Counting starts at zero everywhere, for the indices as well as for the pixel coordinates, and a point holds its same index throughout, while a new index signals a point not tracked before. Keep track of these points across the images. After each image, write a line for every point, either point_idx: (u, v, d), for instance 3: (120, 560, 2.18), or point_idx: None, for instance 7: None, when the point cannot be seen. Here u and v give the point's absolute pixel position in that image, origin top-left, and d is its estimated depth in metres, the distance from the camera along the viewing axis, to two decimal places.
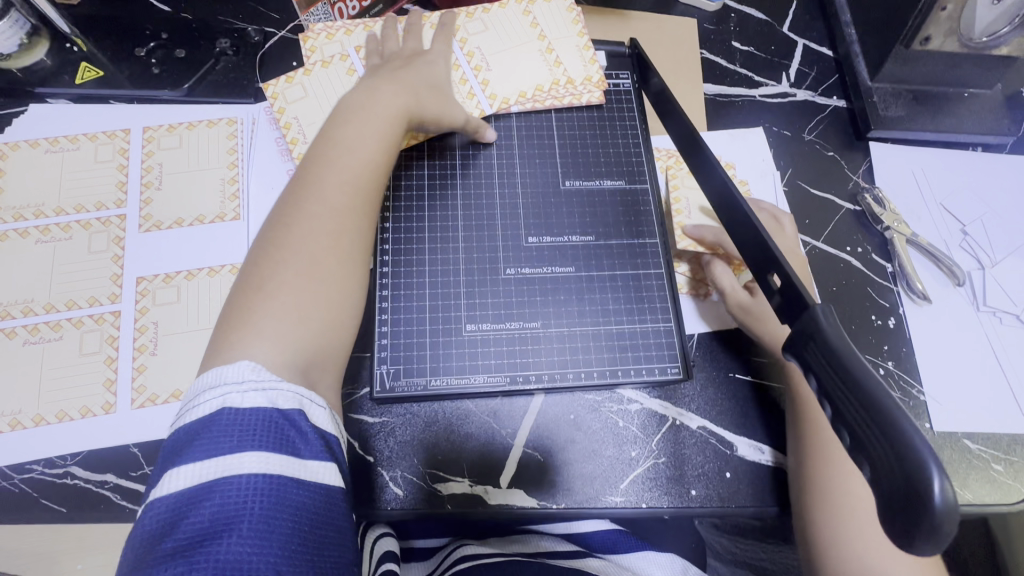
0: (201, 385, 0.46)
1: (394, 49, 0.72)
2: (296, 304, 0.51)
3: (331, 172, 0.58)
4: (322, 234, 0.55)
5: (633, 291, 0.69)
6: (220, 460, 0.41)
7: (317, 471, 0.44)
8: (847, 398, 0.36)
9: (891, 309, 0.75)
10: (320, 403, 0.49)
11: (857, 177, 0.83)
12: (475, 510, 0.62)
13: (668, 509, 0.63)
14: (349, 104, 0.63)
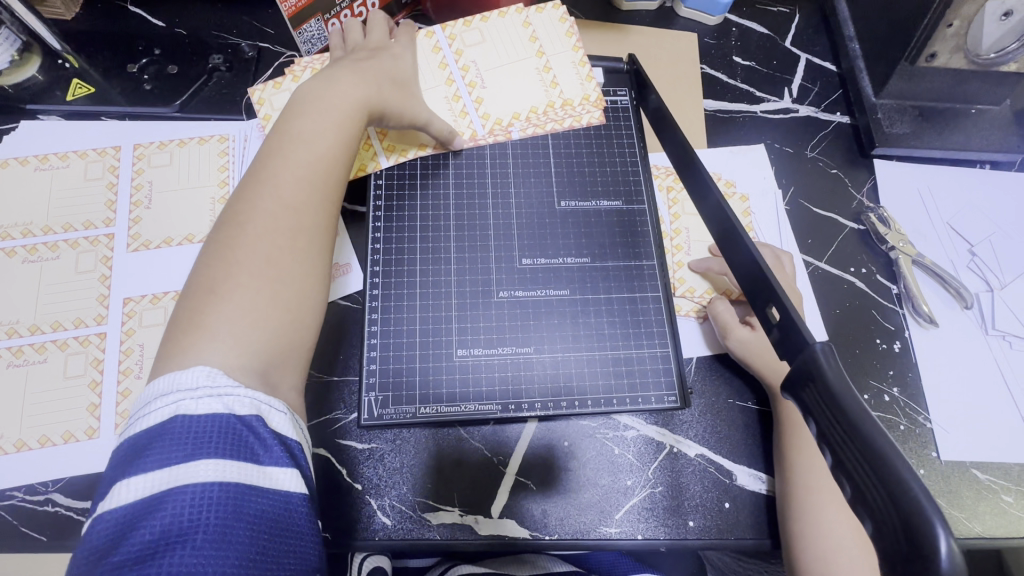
0: (152, 393, 0.43)
1: (366, 46, 0.70)
2: (247, 305, 0.48)
3: (292, 167, 0.56)
4: (275, 230, 0.52)
5: (629, 314, 0.67)
6: (172, 471, 0.39)
7: (277, 479, 0.43)
8: (847, 445, 0.34)
9: (896, 333, 0.73)
10: (280, 408, 0.46)
11: (861, 195, 0.81)
12: (464, 541, 0.60)
13: (665, 541, 0.61)
14: (314, 96, 0.61)
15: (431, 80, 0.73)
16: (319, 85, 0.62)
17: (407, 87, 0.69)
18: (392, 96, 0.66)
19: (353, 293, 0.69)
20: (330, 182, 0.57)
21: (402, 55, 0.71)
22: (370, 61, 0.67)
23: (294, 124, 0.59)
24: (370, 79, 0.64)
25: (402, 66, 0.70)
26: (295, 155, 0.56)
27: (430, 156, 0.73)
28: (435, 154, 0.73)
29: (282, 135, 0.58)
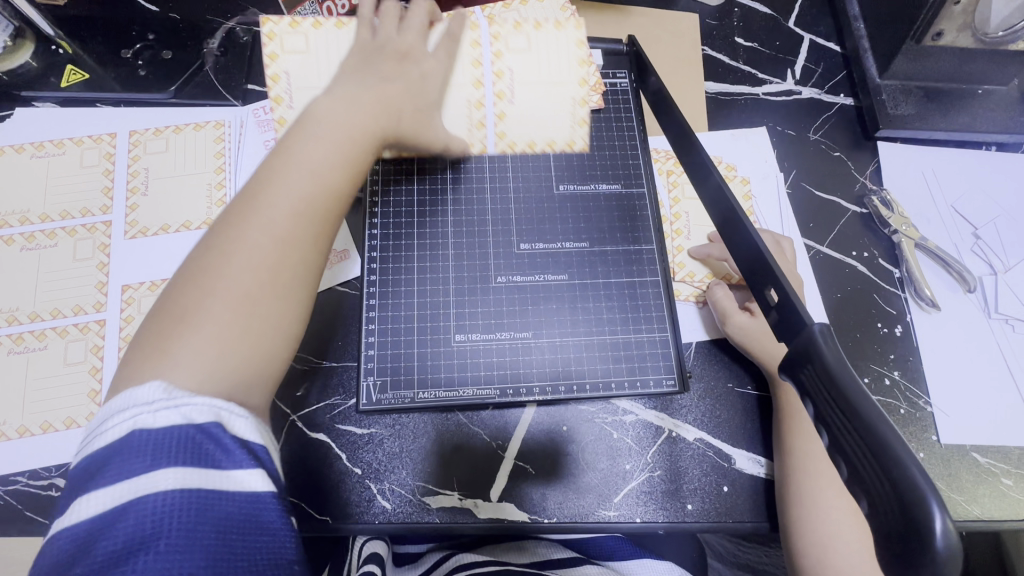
0: (108, 410, 0.41)
1: (401, 42, 0.62)
2: (216, 349, 0.43)
3: (286, 200, 0.49)
4: (254, 266, 0.46)
5: (628, 299, 0.67)
6: (132, 484, 0.37)
7: (243, 480, 0.40)
8: (844, 426, 0.34)
9: (897, 316, 0.72)
10: (242, 413, 0.43)
11: (864, 178, 0.80)
12: (464, 524, 0.61)
13: (663, 524, 0.62)
14: (323, 119, 0.54)
15: (462, 80, 0.66)
16: (329, 107, 0.55)
17: (427, 116, 0.64)
18: (410, 123, 0.62)
19: (351, 280, 0.69)
20: (328, 220, 0.51)
21: (433, 70, 0.64)
22: (397, 80, 0.60)
23: (295, 147, 0.52)
24: (387, 108, 0.58)
25: (431, 87, 0.63)
26: (291, 184, 0.49)
27: None
28: None
29: (283, 156, 0.51)
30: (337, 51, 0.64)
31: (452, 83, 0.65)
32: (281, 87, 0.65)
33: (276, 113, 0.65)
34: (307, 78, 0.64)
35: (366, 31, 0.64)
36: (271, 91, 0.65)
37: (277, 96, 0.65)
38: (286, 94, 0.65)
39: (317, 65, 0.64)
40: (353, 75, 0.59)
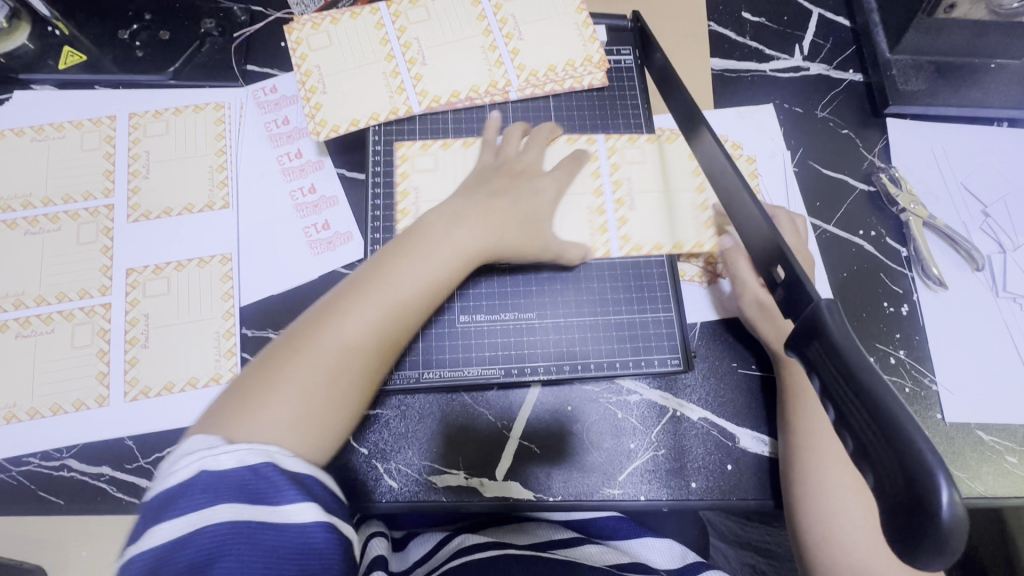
0: (180, 450, 0.45)
1: (520, 161, 0.66)
2: (283, 432, 0.48)
3: (371, 312, 0.53)
4: (325, 370, 0.50)
5: (633, 280, 0.67)
6: (195, 516, 0.41)
7: (293, 514, 0.43)
8: (851, 401, 0.34)
9: (904, 296, 0.72)
10: (291, 454, 0.46)
11: (872, 156, 0.78)
12: (470, 502, 0.61)
13: (666, 502, 0.62)
14: (425, 235, 0.58)
15: (581, 189, 0.68)
16: (432, 225, 0.59)
17: (536, 220, 0.64)
18: (517, 232, 0.62)
19: (354, 262, 0.69)
20: (396, 338, 0.54)
21: (546, 188, 0.66)
22: (507, 195, 0.63)
23: (393, 262, 0.56)
24: (491, 216, 0.61)
25: (544, 201, 0.65)
26: (377, 298, 0.53)
27: (429, 119, 0.71)
28: (433, 118, 0.71)
29: (380, 269, 0.55)
30: (460, 172, 0.68)
31: (569, 193, 0.67)
32: (409, 200, 0.67)
33: (400, 222, 0.66)
34: (434, 192, 0.67)
35: (488, 153, 0.67)
36: (400, 204, 0.67)
37: (404, 208, 0.67)
38: (413, 206, 0.67)
39: (443, 183, 0.68)
40: (466, 195, 0.63)
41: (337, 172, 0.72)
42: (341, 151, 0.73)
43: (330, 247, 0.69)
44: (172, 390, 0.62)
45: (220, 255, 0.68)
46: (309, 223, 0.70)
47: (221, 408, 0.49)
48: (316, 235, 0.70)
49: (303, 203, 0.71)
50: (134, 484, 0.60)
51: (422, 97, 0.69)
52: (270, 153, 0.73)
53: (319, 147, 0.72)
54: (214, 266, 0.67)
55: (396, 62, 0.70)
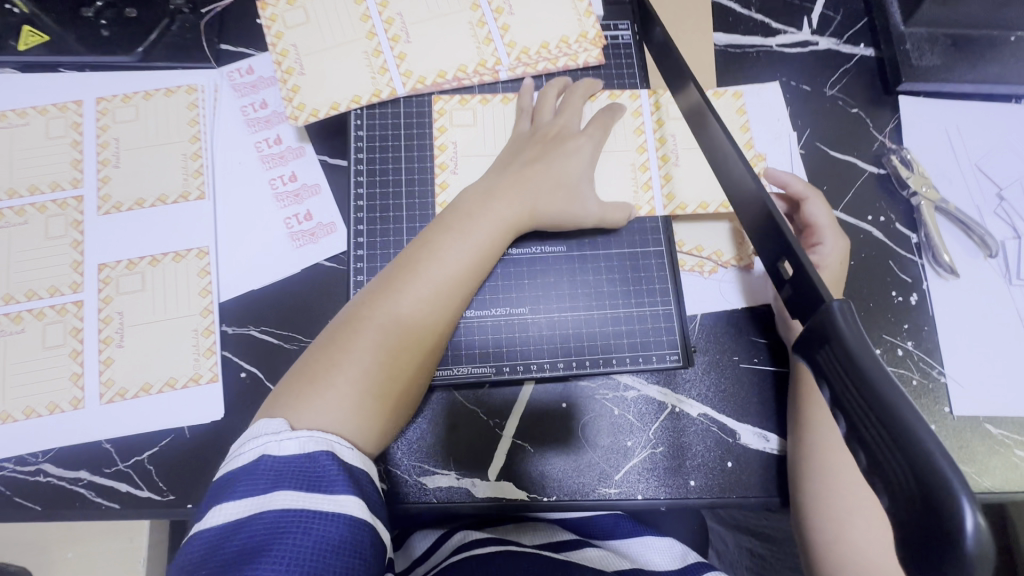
0: (250, 434, 0.46)
1: (554, 125, 0.63)
2: (348, 409, 0.48)
3: (420, 290, 0.52)
4: (381, 348, 0.50)
5: (630, 271, 0.64)
6: (252, 502, 0.40)
7: (345, 506, 0.41)
8: (865, 416, 0.31)
9: (913, 284, 0.69)
10: (349, 445, 0.46)
11: (882, 136, 0.74)
12: (463, 504, 0.60)
13: (665, 501, 0.61)
14: (466, 211, 0.57)
15: (621, 145, 0.65)
16: (472, 201, 0.58)
17: (573, 184, 0.61)
18: (551, 201, 0.60)
19: (337, 255, 0.65)
20: (446, 317, 0.54)
21: (585, 148, 0.62)
22: (543, 162, 0.61)
23: (436, 240, 0.55)
24: (523, 190, 0.59)
25: (583, 163, 0.62)
26: (422, 276, 0.53)
27: (413, 102, 0.66)
28: (417, 100, 0.66)
29: (423, 248, 0.55)
30: (502, 131, 0.66)
31: (609, 148, 0.65)
32: (447, 155, 0.65)
33: (439, 177, 0.64)
34: (473, 148, 0.65)
35: (523, 118, 0.65)
36: (437, 159, 0.65)
37: (443, 163, 0.65)
38: (452, 161, 0.65)
39: (483, 140, 0.66)
40: (500, 169, 0.61)
41: (318, 159, 0.68)
42: (321, 137, 0.69)
43: (313, 239, 0.66)
44: (150, 392, 0.60)
45: (197, 249, 0.64)
46: (289, 214, 0.67)
47: (286, 390, 0.49)
48: (298, 226, 0.66)
49: (283, 192, 0.67)
50: (114, 489, 0.58)
51: (407, 78, 0.65)
52: (248, 139, 0.69)
53: (298, 133, 0.68)
54: (190, 260, 0.64)
55: (379, 40, 0.65)
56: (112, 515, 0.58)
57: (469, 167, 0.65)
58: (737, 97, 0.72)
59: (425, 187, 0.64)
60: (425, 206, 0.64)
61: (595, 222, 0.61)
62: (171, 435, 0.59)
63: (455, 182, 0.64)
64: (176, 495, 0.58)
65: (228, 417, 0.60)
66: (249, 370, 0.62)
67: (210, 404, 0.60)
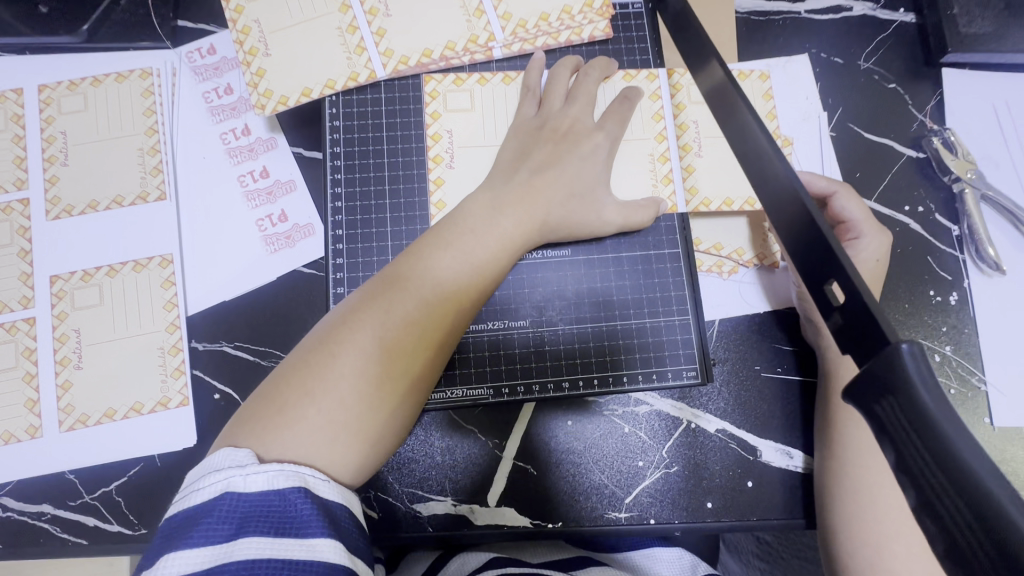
0: (207, 466, 0.38)
1: (565, 117, 0.56)
2: (322, 449, 0.40)
3: (412, 308, 0.45)
4: (365, 376, 0.42)
5: (642, 275, 0.57)
6: (211, 552, 0.33)
7: (323, 554, 0.35)
8: (955, 509, 0.23)
9: (953, 282, 0.63)
10: (325, 478, 0.39)
11: (923, 115, 0.66)
12: (460, 532, 0.55)
13: (679, 525, 0.56)
14: (464, 221, 0.51)
15: (639, 133, 0.58)
16: (470, 212, 0.51)
17: (586, 191, 0.54)
18: (563, 210, 0.53)
19: (316, 261, 0.59)
20: (443, 336, 0.46)
21: (601, 148, 0.55)
22: (555, 168, 0.54)
23: (429, 251, 0.48)
24: (531, 202, 0.52)
25: (590, 157, 0.55)
26: (413, 293, 0.46)
27: (396, 85, 0.59)
28: (401, 84, 0.59)
29: (415, 261, 0.48)
30: (504, 117, 0.58)
31: (625, 138, 0.58)
32: (442, 146, 0.57)
33: (433, 171, 0.57)
34: (470, 137, 0.58)
35: (529, 103, 0.57)
36: (430, 151, 0.57)
37: (436, 155, 0.57)
38: (447, 153, 0.57)
39: (481, 127, 0.58)
40: (505, 175, 0.54)
41: (292, 152, 0.61)
42: (294, 126, 0.61)
43: (289, 243, 0.59)
44: (115, 417, 0.55)
45: (158, 258, 0.58)
46: (261, 215, 0.60)
47: (250, 420, 0.41)
48: (272, 228, 0.59)
49: (254, 189, 0.60)
50: (80, 523, 0.53)
51: (388, 58, 0.57)
52: (211, 130, 0.61)
53: (268, 123, 0.61)
54: (152, 270, 0.58)
55: (354, 14, 0.57)
56: (77, 552, 0.53)
57: (468, 158, 0.57)
58: (763, 78, 0.66)
59: (417, 184, 0.57)
60: (419, 206, 0.57)
61: (618, 231, 0.55)
62: (140, 464, 0.54)
63: (451, 178, 0.57)
64: (147, 529, 0.53)
65: (201, 443, 0.55)
66: (223, 391, 0.56)
67: (179, 430, 0.55)
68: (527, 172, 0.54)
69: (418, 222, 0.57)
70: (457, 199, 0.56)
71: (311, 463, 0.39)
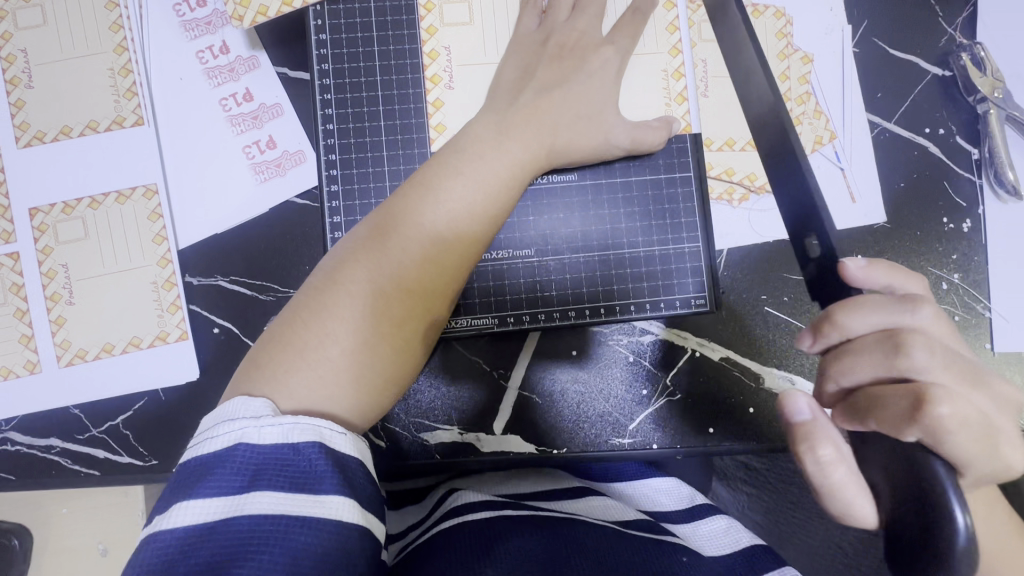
0: (222, 413, 0.37)
1: (571, 30, 0.52)
2: (326, 382, 0.39)
3: (416, 247, 0.43)
4: (374, 307, 0.41)
5: (653, 204, 0.55)
6: (225, 504, 0.33)
7: (335, 510, 0.35)
8: None
9: (968, 209, 0.61)
10: (339, 428, 0.38)
11: (952, 29, 0.62)
12: (466, 462, 0.56)
13: (680, 450, 0.57)
14: (474, 146, 0.48)
15: (652, 47, 0.54)
16: (475, 138, 0.48)
17: (596, 111, 0.51)
18: (571, 132, 0.50)
19: (310, 190, 0.56)
20: (449, 270, 0.44)
21: (612, 63, 0.52)
22: (562, 88, 0.50)
23: (438, 186, 0.45)
24: (539, 124, 0.49)
25: (600, 77, 0.51)
26: (424, 227, 0.44)
27: None
28: None
29: (424, 193, 0.45)
30: (507, 30, 0.53)
31: (638, 52, 0.54)
32: (440, 65, 0.53)
33: (430, 93, 0.53)
34: (470, 54, 0.53)
35: (531, 15, 0.52)
36: (427, 70, 0.53)
37: (433, 75, 0.53)
38: (445, 72, 0.53)
39: (483, 42, 0.53)
40: (511, 97, 0.50)
41: (276, 71, 0.56)
42: (275, 41, 0.56)
43: (279, 171, 0.56)
44: (113, 353, 0.54)
45: (142, 187, 0.55)
46: (248, 141, 0.56)
47: (262, 356, 0.40)
48: (260, 156, 0.56)
49: (238, 113, 0.56)
50: (91, 456, 0.53)
51: None
52: (185, 49, 0.56)
53: (248, 38, 0.56)
54: (136, 201, 0.55)
55: None
56: (91, 483, 0.54)
57: (469, 77, 0.53)
58: None
59: (414, 105, 0.53)
60: (416, 128, 0.53)
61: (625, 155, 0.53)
62: (144, 398, 0.54)
63: (450, 100, 0.53)
64: (158, 459, 0.53)
65: (204, 376, 0.54)
66: (222, 326, 0.55)
67: (183, 363, 0.54)
68: (536, 92, 0.50)
69: (415, 145, 0.53)
70: (458, 121, 0.53)
71: (320, 394, 0.39)
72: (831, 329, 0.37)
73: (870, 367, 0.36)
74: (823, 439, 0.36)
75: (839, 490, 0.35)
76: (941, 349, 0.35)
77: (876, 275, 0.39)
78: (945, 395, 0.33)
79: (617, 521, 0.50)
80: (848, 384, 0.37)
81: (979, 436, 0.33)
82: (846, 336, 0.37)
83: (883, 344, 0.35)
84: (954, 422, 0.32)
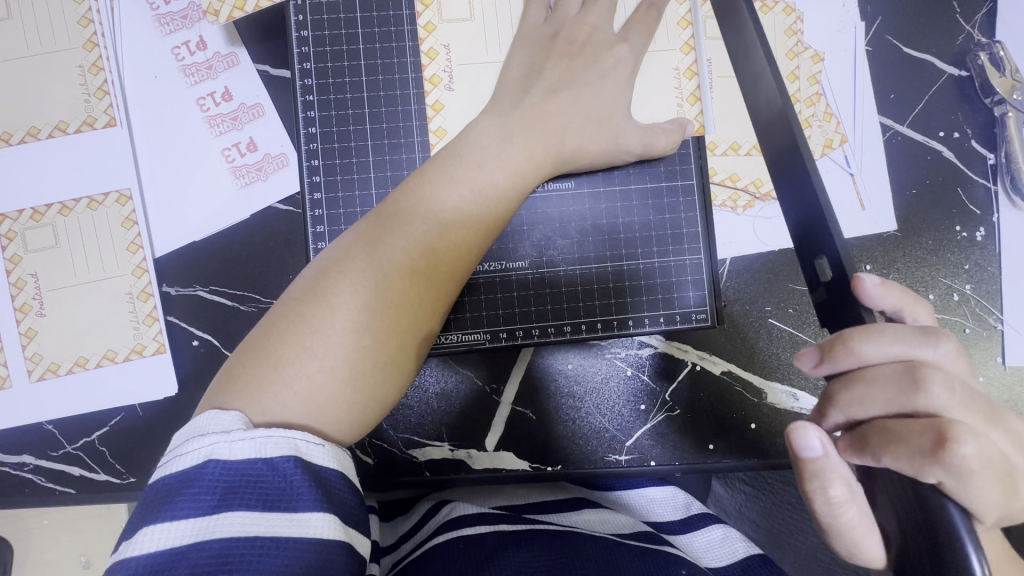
0: (191, 431, 0.35)
1: (581, 24, 0.48)
2: (307, 408, 0.37)
3: (401, 259, 0.41)
4: (362, 328, 0.38)
5: (654, 211, 0.53)
6: (194, 526, 0.31)
7: (314, 528, 0.32)
8: None
9: (982, 217, 0.58)
10: (319, 441, 0.35)
11: (970, 27, 0.59)
12: (456, 476, 0.54)
13: (678, 466, 0.55)
14: (470, 151, 0.45)
15: (664, 44, 0.51)
16: (469, 143, 0.45)
17: (598, 113, 0.48)
18: (570, 136, 0.47)
19: (293, 196, 0.53)
20: (437, 283, 0.42)
21: (624, 62, 0.49)
22: (571, 87, 0.47)
23: (426, 195, 0.43)
24: (538, 128, 0.46)
25: (604, 76, 0.48)
26: (411, 236, 0.41)
27: None
28: None
29: (412, 202, 0.42)
30: (508, 26, 0.50)
31: (652, 49, 0.51)
32: (439, 64, 0.50)
33: (429, 95, 0.50)
34: (469, 51, 0.50)
35: (536, 9, 0.49)
36: (427, 70, 0.50)
37: (432, 76, 0.50)
38: (445, 72, 0.50)
39: (482, 38, 0.50)
40: (515, 97, 0.47)
41: (256, 69, 0.53)
42: (256, 37, 0.53)
43: (260, 175, 0.53)
44: (87, 366, 0.52)
45: (116, 193, 0.52)
46: (227, 144, 0.53)
47: (239, 380, 0.37)
48: (240, 159, 0.53)
49: (216, 114, 0.53)
50: (66, 473, 0.51)
51: None
52: (159, 45, 0.53)
53: (226, 34, 0.53)
54: (109, 207, 0.52)
55: None
56: (66, 501, 0.52)
57: (470, 77, 0.50)
58: None
59: (402, 108, 0.51)
60: (404, 132, 0.51)
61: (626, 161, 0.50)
62: (121, 414, 0.52)
63: (451, 102, 0.50)
64: (135, 477, 0.51)
65: (182, 390, 0.52)
66: (202, 338, 0.52)
67: (161, 377, 0.52)
68: (539, 93, 0.47)
69: (403, 150, 0.51)
70: (460, 125, 0.50)
71: (300, 420, 0.37)
72: (844, 358, 0.34)
73: (883, 402, 0.34)
74: (833, 476, 0.34)
75: (848, 527, 0.34)
76: (957, 385, 0.33)
77: (891, 298, 0.37)
78: (967, 433, 0.31)
79: (617, 533, 0.48)
80: (859, 416, 0.35)
81: (1000, 477, 0.31)
82: (859, 367, 0.34)
83: (901, 377, 0.33)
84: (978, 462, 0.30)
